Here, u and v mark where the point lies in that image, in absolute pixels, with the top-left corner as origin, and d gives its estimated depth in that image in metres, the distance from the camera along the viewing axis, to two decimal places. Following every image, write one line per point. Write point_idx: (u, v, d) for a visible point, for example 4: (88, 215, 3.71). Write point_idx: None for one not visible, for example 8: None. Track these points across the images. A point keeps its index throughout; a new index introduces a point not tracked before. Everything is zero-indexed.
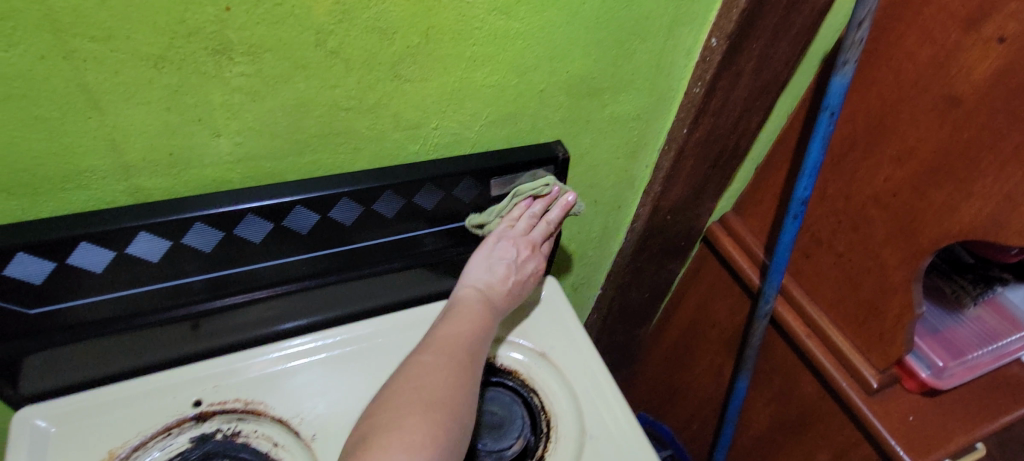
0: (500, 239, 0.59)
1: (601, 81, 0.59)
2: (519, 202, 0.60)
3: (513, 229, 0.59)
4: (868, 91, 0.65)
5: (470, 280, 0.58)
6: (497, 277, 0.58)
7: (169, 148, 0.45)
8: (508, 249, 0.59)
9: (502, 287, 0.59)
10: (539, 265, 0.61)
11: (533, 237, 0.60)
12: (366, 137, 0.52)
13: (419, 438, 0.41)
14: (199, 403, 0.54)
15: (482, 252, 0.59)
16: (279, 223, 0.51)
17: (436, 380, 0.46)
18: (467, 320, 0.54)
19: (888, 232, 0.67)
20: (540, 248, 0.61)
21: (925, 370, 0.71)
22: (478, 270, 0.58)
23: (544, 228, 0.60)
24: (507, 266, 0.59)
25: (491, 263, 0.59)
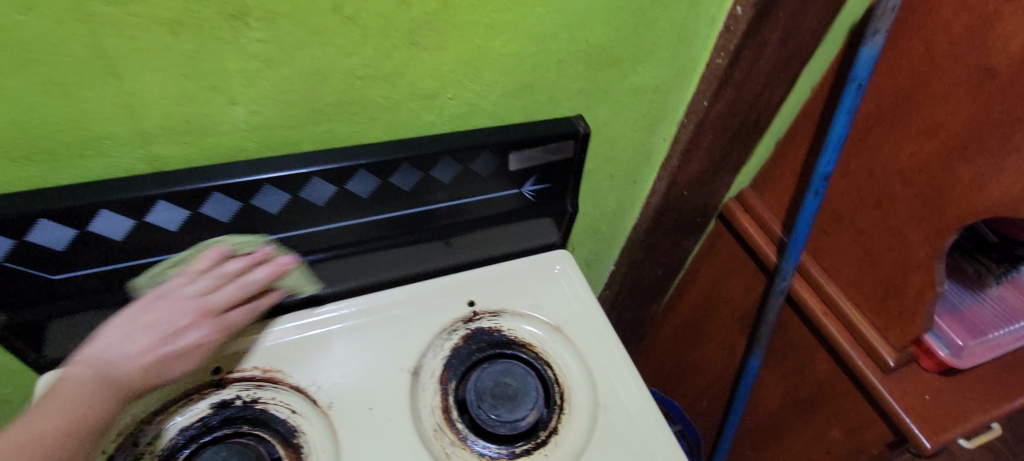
0: (152, 305, 0.46)
1: (622, 50, 0.57)
2: (199, 259, 0.49)
3: (183, 288, 0.48)
4: (898, 62, 0.63)
5: (91, 353, 0.43)
6: (149, 352, 0.45)
7: (186, 115, 0.45)
8: (167, 312, 0.46)
9: (124, 366, 0.44)
10: (203, 338, 0.48)
11: (206, 301, 0.48)
12: (382, 107, 0.52)
13: None
14: (218, 370, 0.54)
15: (147, 308, 0.46)
16: (296, 194, 0.51)
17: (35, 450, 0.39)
18: (64, 407, 0.41)
19: (911, 209, 0.66)
20: (212, 318, 0.48)
21: (944, 349, 0.69)
22: (114, 340, 0.44)
23: (227, 292, 0.49)
24: (161, 331, 0.46)
25: (125, 333, 0.45)
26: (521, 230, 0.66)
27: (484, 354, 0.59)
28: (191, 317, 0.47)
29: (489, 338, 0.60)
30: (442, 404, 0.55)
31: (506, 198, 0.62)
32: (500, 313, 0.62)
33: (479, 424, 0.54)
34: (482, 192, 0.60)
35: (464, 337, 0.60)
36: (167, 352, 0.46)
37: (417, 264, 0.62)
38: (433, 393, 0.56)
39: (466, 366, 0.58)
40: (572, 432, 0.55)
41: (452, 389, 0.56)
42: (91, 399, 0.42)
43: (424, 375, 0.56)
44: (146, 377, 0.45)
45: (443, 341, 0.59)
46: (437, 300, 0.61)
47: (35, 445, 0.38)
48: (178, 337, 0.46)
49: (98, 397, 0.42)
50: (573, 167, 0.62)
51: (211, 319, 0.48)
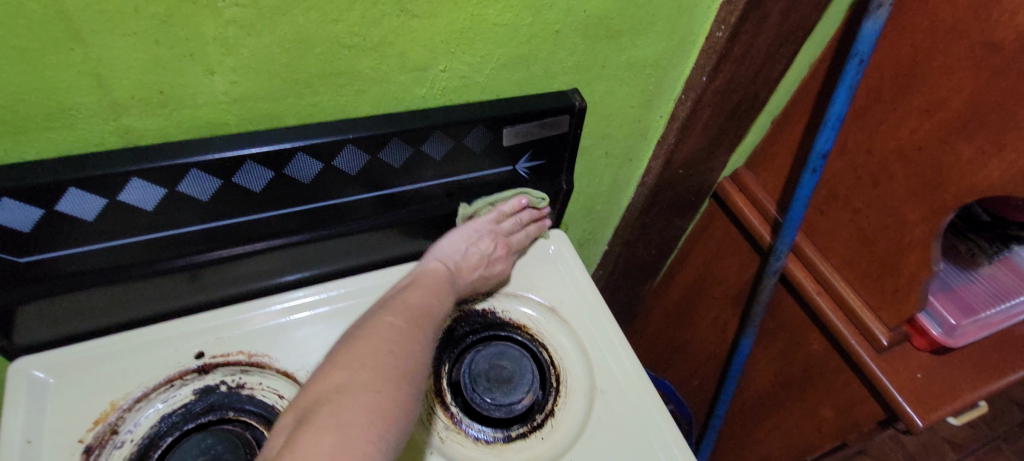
0: (469, 234, 0.59)
1: (621, 22, 0.55)
2: (519, 215, 0.62)
3: (498, 227, 0.60)
4: (901, 37, 0.62)
5: (439, 255, 0.58)
6: (471, 268, 0.58)
7: (160, 85, 0.42)
8: (487, 242, 0.59)
9: (467, 272, 0.57)
10: (507, 269, 0.61)
11: (510, 240, 0.61)
12: (370, 79, 0.49)
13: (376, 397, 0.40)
14: (201, 355, 0.52)
15: (458, 236, 0.59)
16: (280, 172, 0.48)
17: (383, 348, 0.44)
18: (430, 294, 0.53)
19: (909, 188, 0.65)
20: (511, 254, 0.61)
21: (936, 328, 0.69)
22: (454, 253, 0.58)
23: (521, 237, 0.63)
24: (482, 254, 0.58)
25: (468, 245, 0.59)
26: None
27: (477, 337, 0.57)
28: (494, 251, 0.59)
29: (483, 320, 0.59)
30: (435, 387, 0.54)
31: (499, 176, 0.59)
32: (494, 294, 0.60)
33: (473, 408, 0.53)
34: (474, 170, 0.58)
35: (458, 319, 0.58)
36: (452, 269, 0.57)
37: (403, 245, 0.62)
38: (425, 377, 0.54)
39: (459, 349, 0.56)
40: (569, 415, 0.54)
41: (445, 372, 0.55)
42: (437, 293, 0.54)
43: None
44: (465, 288, 0.57)
45: None
46: None
47: (387, 342, 0.45)
48: (490, 263, 0.59)
49: (439, 299, 0.53)
50: (568, 143, 0.60)
51: (512, 256, 0.62)
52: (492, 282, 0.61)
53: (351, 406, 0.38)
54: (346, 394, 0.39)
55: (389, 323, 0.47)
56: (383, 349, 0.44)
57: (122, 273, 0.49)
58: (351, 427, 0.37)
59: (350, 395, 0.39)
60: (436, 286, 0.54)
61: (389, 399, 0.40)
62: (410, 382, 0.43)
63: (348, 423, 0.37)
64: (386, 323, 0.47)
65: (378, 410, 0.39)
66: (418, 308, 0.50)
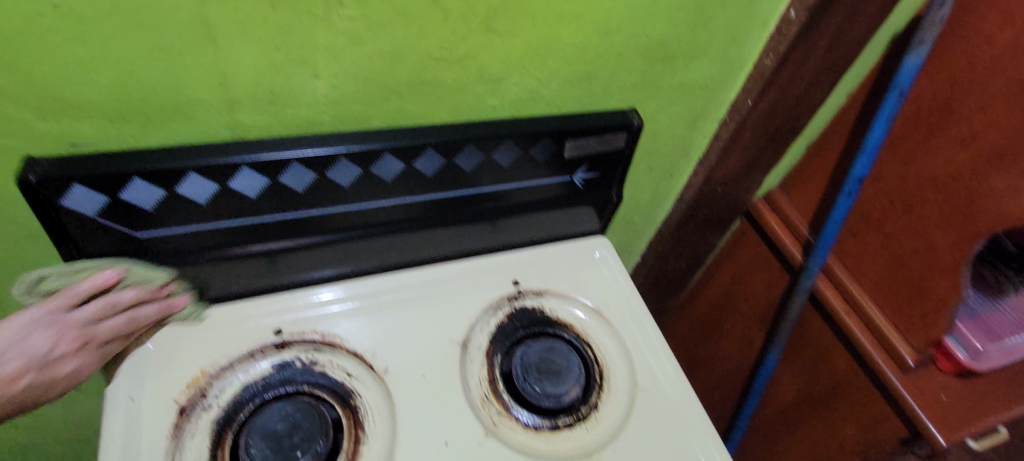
0: (32, 328, 0.45)
1: (678, 47, 0.60)
2: (129, 298, 0.49)
3: (84, 312, 0.47)
4: (939, 73, 0.65)
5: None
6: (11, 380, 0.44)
7: (272, 86, 0.47)
8: (41, 337, 0.45)
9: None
10: (81, 367, 0.47)
11: (92, 331, 0.47)
12: (451, 89, 0.54)
13: None
14: (280, 331, 0.56)
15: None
16: (367, 169, 0.53)
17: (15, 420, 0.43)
18: None
19: (942, 215, 0.68)
20: (90, 349, 0.47)
21: (963, 352, 0.72)
22: (29, 341, 0.45)
23: (107, 327, 0.48)
24: (43, 348, 0.45)
25: (43, 337, 0.45)
26: (565, 216, 0.68)
27: (528, 331, 0.61)
28: (71, 340, 0.46)
29: (532, 316, 0.63)
30: (488, 375, 0.58)
31: (556, 185, 0.64)
32: (544, 294, 0.64)
33: (524, 396, 0.57)
34: (535, 177, 0.62)
35: (509, 314, 0.62)
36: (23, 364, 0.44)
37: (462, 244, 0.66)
38: (480, 365, 0.58)
39: (511, 342, 0.61)
40: (612, 409, 0.58)
41: (497, 362, 0.59)
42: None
43: (472, 348, 0.59)
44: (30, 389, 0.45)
45: (489, 317, 0.62)
46: (485, 278, 0.64)
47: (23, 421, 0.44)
48: (64, 356, 0.46)
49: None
50: (622, 158, 0.64)
51: (91, 350, 0.48)
52: (543, 282, 0.65)
53: None
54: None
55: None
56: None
57: (217, 251, 0.54)
58: None
59: None
60: None
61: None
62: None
63: None
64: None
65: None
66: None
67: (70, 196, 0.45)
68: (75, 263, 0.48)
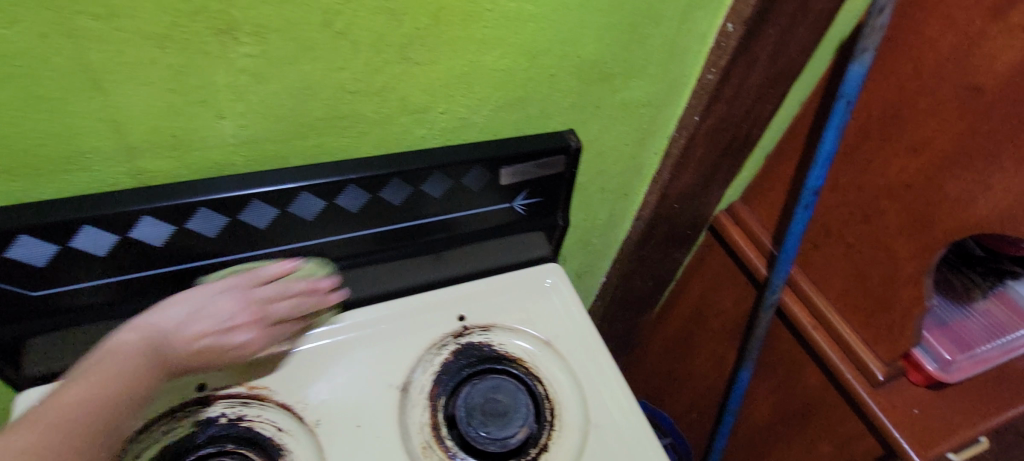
0: (245, 292, 0.49)
1: (613, 66, 0.58)
2: (315, 287, 0.54)
3: (257, 291, 0.50)
4: (886, 79, 0.64)
5: (159, 316, 0.46)
6: (184, 339, 0.46)
7: (173, 130, 0.44)
8: (224, 306, 0.48)
9: (179, 341, 0.46)
10: (244, 342, 0.49)
11: (268, 309, 0.50)
12: (372, 121, 0.51)
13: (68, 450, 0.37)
14: (203, 387, 0.52)
15: (184, 299, 0.47)
16: (285, 209, 0.50)
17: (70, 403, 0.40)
18: (101, 377, 0.41)
19: (899, 225, 0.66)
20: (258, 325, 0.50)
21: (932, 364, 0.70)
22: (185, 313, 0.47)
23: (282, 310, 0.51)
24: (223, 319, 0.48)
25: (222, 310, 0.48)
26: (514, 242, 0.66)
27: (474, 369, 0.58)
28: (243, 318, 0.49)
29: (479, 353, 0.59)
30: (431, 420, 0.55)
31: (497, 212, 0.61)
32: (491, 328, 0.61)
33: (468, 441, 0.54)
34: (475, 206, 0.60)
35: (454, 352, 0.59)
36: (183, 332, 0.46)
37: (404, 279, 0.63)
38: (422, 409, 0.55)
39: (456, 381, 0.57)
40: (564, 449, 0.54)
41: (441, 405, 0.56)
42: (153, 364, 0.44)
43: (413, 392, 0.56)
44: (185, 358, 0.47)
45: (432, 356, 0.58)
46: (428, 315, 0.61)
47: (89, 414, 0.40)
48: (235, 331, 0.49)
49: (149, 372, 0.44)
50: (564, 181, 0.62)
51: (261, 327, 0.50)
52: (489, 316, 0.62)
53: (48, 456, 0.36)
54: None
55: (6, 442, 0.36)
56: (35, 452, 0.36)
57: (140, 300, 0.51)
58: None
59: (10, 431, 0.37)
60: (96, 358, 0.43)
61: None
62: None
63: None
64: (35, 426, 0.38)
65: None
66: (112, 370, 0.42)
67: None
68: (240, 264, 0.52)
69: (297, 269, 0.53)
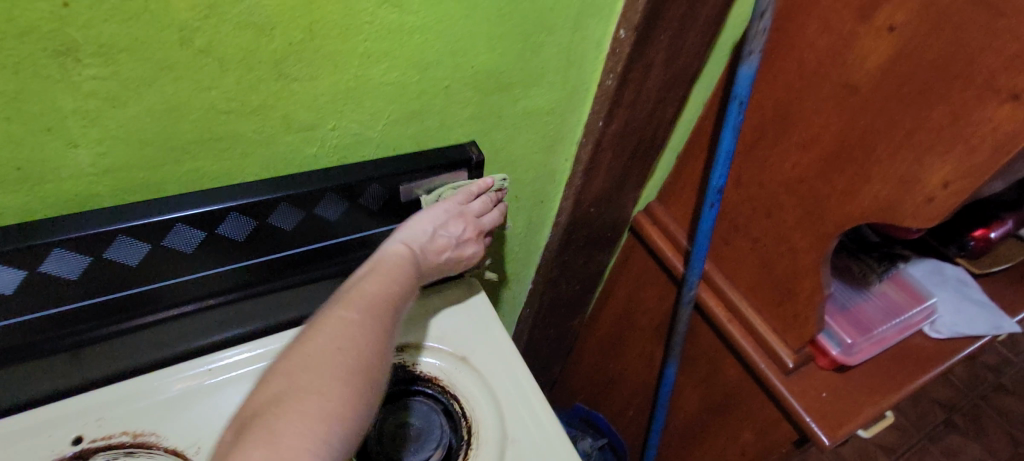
0: (444, 223, 0.56)
1: (510, 75, 0.57)
2: (502, 203, 0.61)
3: (467, 208, 0.57)
4: (774, 80, 0.66)
5: (404, 236, 0.54)
6: (427, 260, 0.55)
7: (17, 162, 0.40)
8: (455, 225, 0.56)
9: (432, 253, 0.55)
10: (473, 253, 0.59)
11: (481, 223, 0.59)
12: (255, 142, 0.48)
13: (343, 356, 0.41)
14: (79, 439, 0.49)
15: (424, 218, 0.55)
16: (158, 244, 0.47)
17: (349, 339, 0.42)
18: (387, 275, 0.49)
19: (797, 218, 0.69)
20: (479, 237, 0.59)
21: (836, 348, 0.74)
22: (420, 230, 0.54)
23: (493, 220, 0.60)
24: (450, 236, 0.56)
25: (435, 227, 0.55)
26: None
27: (386, 393, 0.57)
28: (458, 234, 0.56)
29: (392, 375, 0.58)
30: None
31: None
32: (404, 348, 0.60)
33: None
34: (380, 226, 0.58)
35: None
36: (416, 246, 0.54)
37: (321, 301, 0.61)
38: None
39: None
40: None
41: None
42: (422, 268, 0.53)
43: None
44: (431, 264, 0.56)
45: None
46: None
47: (351, 326, 0.43)
48: (459, 244, 0.57)
49: (413, 276, 0.52)
50: None
51: (480, 239, 0.60)
52: (402, 336, 0.60)
53: (316, 363, 0.40)
54: (306, 393, 0.38)
55: (348, 333, 0.42)
56: (362, 351, 0.42)
57: (18, 355, 0.46)
58: (328, 380, 0.39)
59: (327, 343, 0.41)
60: (374, 269, 0.49)
61: (350, 401, 0.39)
62: (377, 379, 0.42)
63: (320, 372, 0.39)
64: (354, 320, 0.44)
65: (354, 400, 0.39)
66: (395, 284, 0.49)
67: None
68: (443, 178, 0.58)
69: (492, 184, 0.60)
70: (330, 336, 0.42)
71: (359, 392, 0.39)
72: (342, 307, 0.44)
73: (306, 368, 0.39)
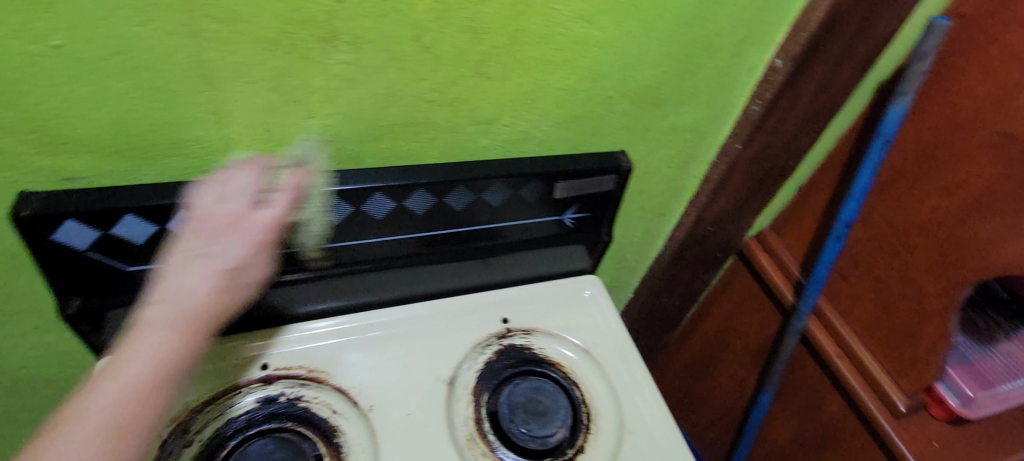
0: (227, 227, 0.45)
1: (666, 92, 0.61)
2: (280, 179, 0.48)
3: (221, 207, 0.45)
4: (921, 122, 0.67)
5: (173, 298, 0.41)
6: (212, 280, 0.43)
7: (266, 125, 0.48)
8: (192, 244, 0.43)
9: (200, 297, 0.42)
10: (247, 251, 0.45)
11: (252, 216, 0.46)
12: (443, 129, 0.55)
13: (110, 416, 0.37)
14: (266, 366, 0.56)
15: (178, 261, 0.42)
16: (359, 207, 0.55)
17: (105, 398, 0.37)
18: (168, 333, 0.40)
19: (929, 262, 0.69)
20: (237, 231, 0.45)
21: (953, 398, 0.71)
22: (178, 283, 0.42)
23: (263, 209, 0.46)
24: (215, 260, 0.43)
25: (192, 260, 0.43)
26: (557, 254, 0.69)
27: (516, 370, 0.61)
28: (224, 247, 0.44)
29: (520, 355, 0.63)
30: (475, 415, 0.57)
31: (547, 224, 0.66)
32: (532, 332, 0.65)
33: (509, 437, 0.56)
34: (528, 216, 0.64)
35: (498, 352, 0.62)
36: (189, 297, 0.42)
37: (460, 279, 0.65)
38: (466, 404, 0.58)
39: (499, 380, 0.60)
40: (599, 451, 0.57)
41: (484, 401, 0.59)
42: (226, 297, 0.44)
43: (458, 386, 0.59)
44: (214, 301, 0.43)
45: (477, 355, 0.62)
46: (474, 316, 0.64)
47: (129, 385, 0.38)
48: (210, 250, 0.43)
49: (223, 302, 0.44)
50: (611, 200, 0.66)
51: (248, 224, 0.45)
52: (530, 321, 0.65)
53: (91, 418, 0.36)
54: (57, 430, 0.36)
55: (122, 381, 0.38)
56: (125, 407, 0.37)
57: None
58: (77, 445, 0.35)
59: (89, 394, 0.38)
60: (155, 334, 0.40)
61: None
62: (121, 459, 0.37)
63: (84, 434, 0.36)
64: (134, 369, 0.39)
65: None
66: (196, 323, 0.42)
67: (62, 230, 0.45)
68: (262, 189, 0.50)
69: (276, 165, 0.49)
70: (105, 393, 0.37)
71: None
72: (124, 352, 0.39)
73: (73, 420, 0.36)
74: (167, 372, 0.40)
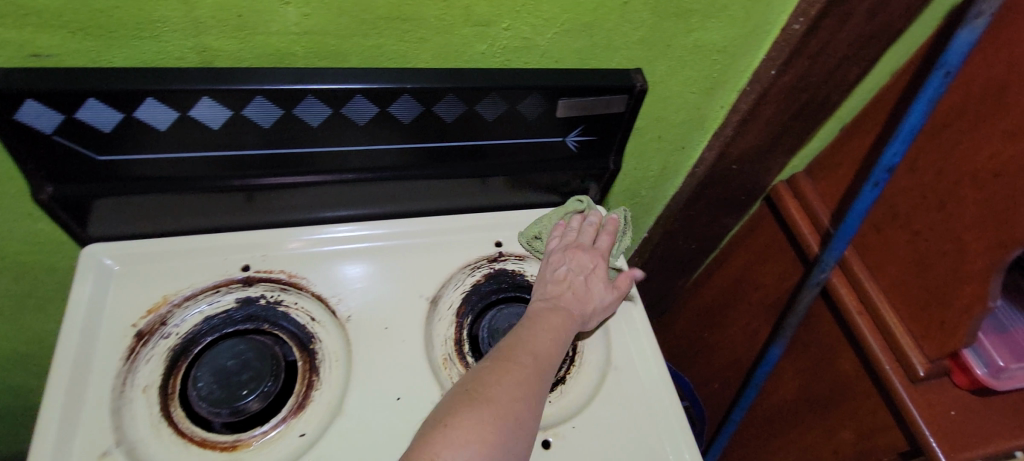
0: (569, 266, 0.57)
1: (693, 1, 0.53)
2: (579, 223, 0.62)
3: (570, 239, 0.60)
4: (993, 54, 0.57)
5: (574, 300, 0.55)
6: (600, 292, 0.56)
7: (237, 8, 0.44)
8: (578, 258, 0.58)
9: (586, 295, 0.55)
10: (595, 261, 0.58)
11: (584, 242, 0.60)
12: (434, 28, 0.50)
13: (523, 370, 0.45)
14: (247, 267, 0.56)
15: (561, 269, 0.57)
16: (338, 110, 0.50)
17: (519, 360, 0.46)
18: (551, 318, 0.51)
19: (977, 215, 0.61)
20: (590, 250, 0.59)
21: (982, 367, 0.65)
22: (580, 288, 0.56)
23: (589, 234, 0.60)
24: (589, 275, 0.57)
25: (567, 270, 0.57)
26: (560, 181, 0.64)
27: (503, 295, 0.59)
28: (589, 264, 0.58)
29: (512, 280, 0.60)
30: (455, 335, 0.56)
31: (549, 145, 0.59)
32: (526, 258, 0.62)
33: None
34: (529, 136, 0.58)
35: (487, 275, 0.60)
36: (576, 292, 0.55)
37: (456, 198, 0.62)
38: (447, 324, 0.56)
39: (484, 304, 0.58)
40: (580, 383, 0.55)
41: (467, 323, 0.57)
42: (583, 295, 0.55)
43: (441, 306, 0.57)
44: (597, 293, 0.56)
45: (465, 276, 0.60)
46: (466, 237, 0.62)
47: (539, 352, 0.47)
48: (595, 272, 0.57)
49: (587, 303, 0.55)
50: (623, 123, 0.60)
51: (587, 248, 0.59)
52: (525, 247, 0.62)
53: (494, 390, 0.42)
54: (497, 376, 0.44)
55: (547, 350, 0.48)
56: (541, 360, 0.47)
57: (188, 185, 0.52)
58: (500, 399, 0.42)
59: (512, 361, 0.46)
60: (541, 318, 0.52)
61: (512, 402, 0.42)
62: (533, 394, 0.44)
63: (497, 395, 0.42)
64: (546, 342, 0.49)
65: (520, 427, 0.41)
66: (562, 314, 0.53)
67: (24, 110, 0.43)
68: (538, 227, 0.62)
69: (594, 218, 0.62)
70: (520, 351, 0.47)
71: (519, 401, 0.42)
72: (530, 333, 0.49)
73: (491, 378, 0.44)
74: (559, 330, 0.51)
